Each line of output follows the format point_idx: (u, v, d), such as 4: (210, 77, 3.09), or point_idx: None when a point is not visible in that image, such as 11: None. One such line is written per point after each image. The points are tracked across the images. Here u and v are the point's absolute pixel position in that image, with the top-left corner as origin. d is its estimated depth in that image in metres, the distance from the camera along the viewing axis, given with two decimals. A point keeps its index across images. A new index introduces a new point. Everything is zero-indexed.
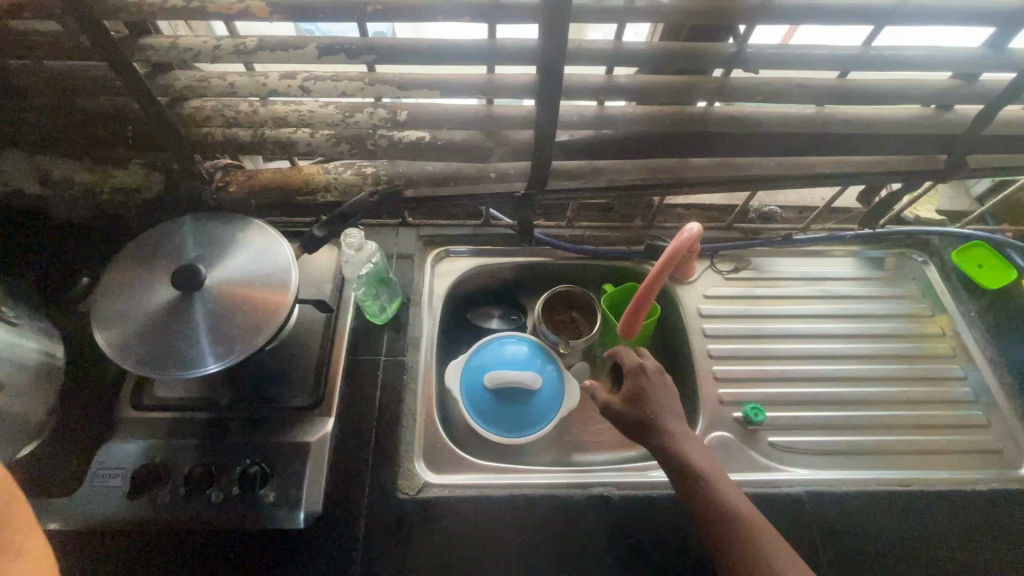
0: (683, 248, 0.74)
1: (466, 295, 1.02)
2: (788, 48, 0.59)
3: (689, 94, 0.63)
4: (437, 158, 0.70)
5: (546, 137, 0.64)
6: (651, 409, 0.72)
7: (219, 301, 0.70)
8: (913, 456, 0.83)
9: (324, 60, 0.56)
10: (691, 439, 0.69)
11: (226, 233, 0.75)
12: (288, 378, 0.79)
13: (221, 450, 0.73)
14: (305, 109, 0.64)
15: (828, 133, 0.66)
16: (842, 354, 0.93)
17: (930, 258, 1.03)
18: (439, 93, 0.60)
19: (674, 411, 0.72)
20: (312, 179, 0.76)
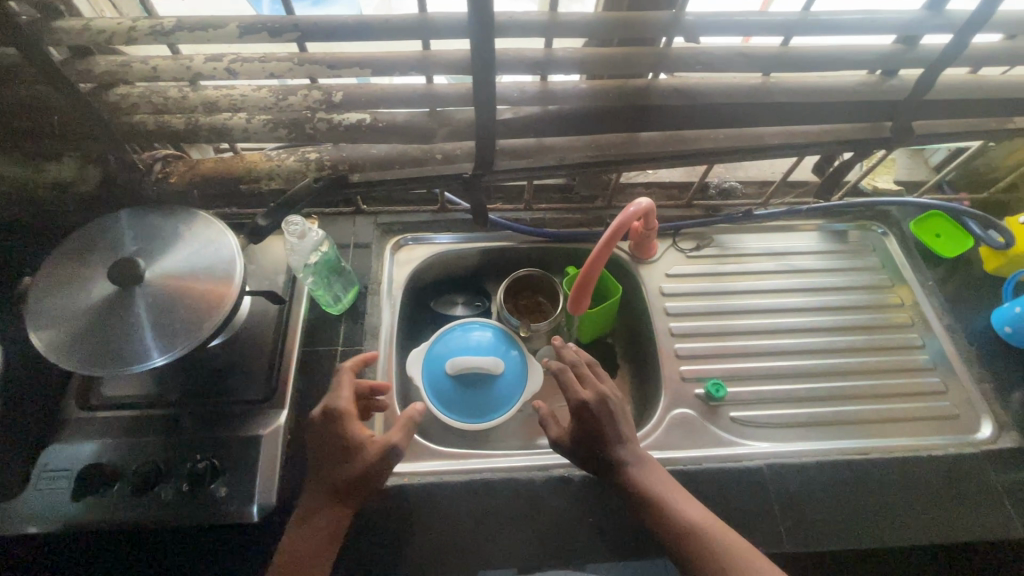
0: (627, 221, 0.74)
1: (428, 282, 1.01)
2: (726, 15, 0.57)
3: (630, 65, 0.61)
4: (379, 141, 0.68)
5: (486, 114, 0.62)
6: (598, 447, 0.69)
7: (162, 293, 0.68)
8: (873, 425, 0.84)
9: (246, 40, 0.54)
10: (639, 462, 0.69)
11: (167, 226, 0.73)
12: (241, 372, 0.77)
13: (171, 447, 0.71)
14: (236, 93, 0.62)
15: (773, 102, 0.66)
16: (804, 327, 0.93)
17: (890, 230, 1.03)
18: (371, 72, 0.58)
19: (620, 440, 0.69)
20: (254, 167, 0.74)
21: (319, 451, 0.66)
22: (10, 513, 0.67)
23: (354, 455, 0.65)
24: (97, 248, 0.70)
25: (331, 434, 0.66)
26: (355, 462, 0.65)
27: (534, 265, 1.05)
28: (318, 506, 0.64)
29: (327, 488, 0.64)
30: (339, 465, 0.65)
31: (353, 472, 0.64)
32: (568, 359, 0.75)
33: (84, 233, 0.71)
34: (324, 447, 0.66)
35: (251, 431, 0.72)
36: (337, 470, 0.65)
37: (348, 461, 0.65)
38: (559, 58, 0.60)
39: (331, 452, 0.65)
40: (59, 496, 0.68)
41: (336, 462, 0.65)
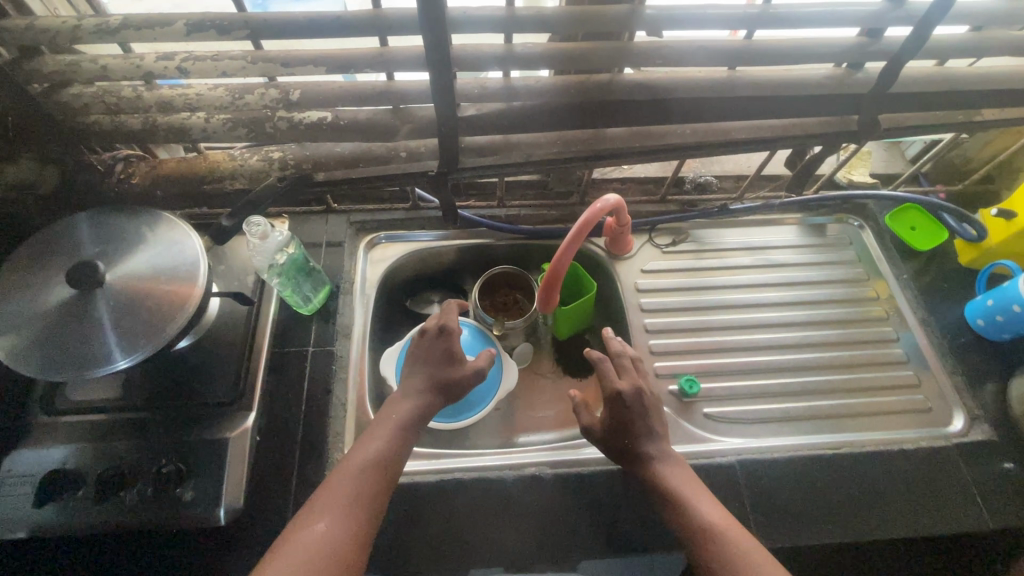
0: (593, 218, 0.73)
1: (403, 281, 1.00)
2: (685, 8, 0.56)
3: (592, 60, 0.60)
4: (342, 139, 0.67)
5: (446, 111, 0.61)
6: (628, 436, 0.71)
7: (124, 297, 0.67)
8: (845, 420, 0.84)
9: (195, 38, 0.53)
10: (668, 459, 0.70)
11: (129, 229, 0.72)
12: (208, 374, 0.76)
13: (136, 452, 0.71)
14: (192, 93, 0.61)
15: (739, 96, 0.65)
16: (779, 322, 0.93)
17: (866, 223, 1.03)
18: (327, 70, 0.57)
19: (652, 433, 0.71)
20: (217, 167, 0.72)
21: (432, 355, 0.77)
22: None
23: (457, 364, 0.77)
24: (57, 252, 0.69)
25: (447, 349, 0.77)
26: (454, 370, 0.76)
27: (510, 262, 1.04)
28: (403, 401, 0.72)
29: (434, 382, 0.74)
30: (442, 368, 0.76)
31: (451, 377, 0.76)
32: (613, 350, 0.78)
33: (43, 237, 0.70)
34: (436, 355, 0.77)
35: (218, 433, 0.72)
36: (443, 371, 0.76)
37: (443, 365, 0.76)
38: (518, 53, 0.59)
39: (440, 368, 0.76)
40: (21, 502, 0.67)
41: (442, 371, 0.76)
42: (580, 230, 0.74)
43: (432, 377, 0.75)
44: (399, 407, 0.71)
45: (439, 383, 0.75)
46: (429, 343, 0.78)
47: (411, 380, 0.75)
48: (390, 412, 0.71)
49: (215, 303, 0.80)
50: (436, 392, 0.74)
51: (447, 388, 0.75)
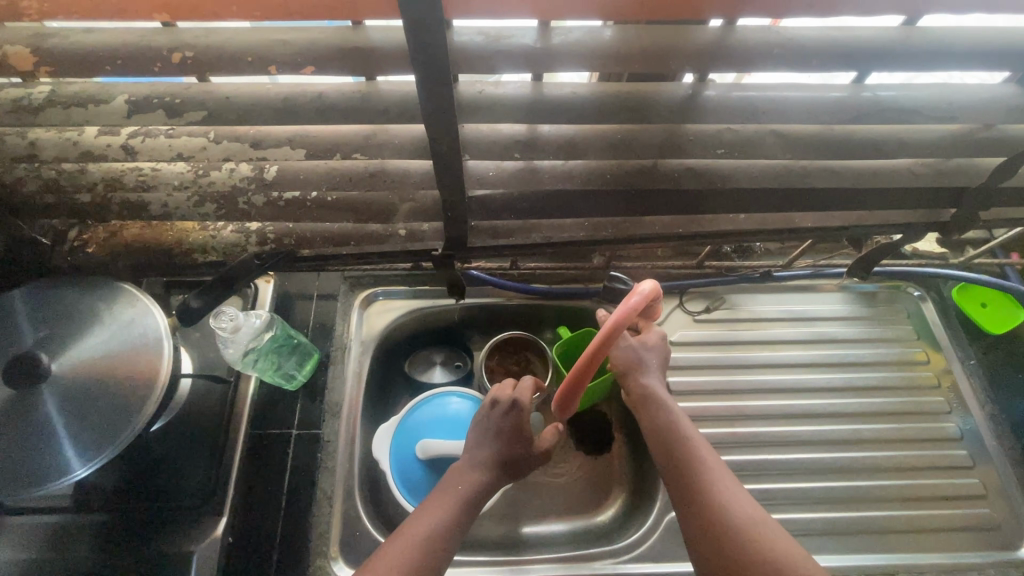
0: (625, 318, 0.60)
1: (403, 341, 0.90)
2: (757, 92, 0.45)
3: (634, 146, 0.48)
4: (329, 218, 0.56)
5: (454, 200, 0.50)
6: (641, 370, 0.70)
7: (72, 393, 0.58)
8: (900, 535, 0.74)
9: (137, 119, 0.42)
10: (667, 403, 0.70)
11: (83, 306, 0.62)
12: (180, 466, 0.67)
13: (93, 564, 0.62)
14: (146, 167, 0.51)
15: (811, 187, 0.53)
16: (826, 411, 0.82)
17: (928, 293, 0.91)
18: (306, 153, 0.46)
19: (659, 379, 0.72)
20: (185, 238, 0.62)
21: (501, 429, 0.67)
22: None
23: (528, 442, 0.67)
24: None
25: (519, 425, 0.67)
26: (525, 448, 0.67)
27: (523, 321, 0.93)
28: (467, 475, 0.64)
29: (504, 460, 0.65)
30: (514, 444, 0.66)
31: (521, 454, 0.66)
32: None
33: None
34: (505, 430, 0.67)
35: (185, 545, 0.63)
36: (515, 448, 0.66)
37: (514, 440, 0.66)
38: (545, 136, 0.47)
39: (509, 442, 0.66)
40: None
41: (512, 448, 0.66)
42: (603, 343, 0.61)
43: (506, 450, 0.66)
44: (465, 471, 0.64)
45: (508, 459, 0.65)
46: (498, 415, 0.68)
47: (481, 450, 0.66)
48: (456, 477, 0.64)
49: (188, 382, 0.72)
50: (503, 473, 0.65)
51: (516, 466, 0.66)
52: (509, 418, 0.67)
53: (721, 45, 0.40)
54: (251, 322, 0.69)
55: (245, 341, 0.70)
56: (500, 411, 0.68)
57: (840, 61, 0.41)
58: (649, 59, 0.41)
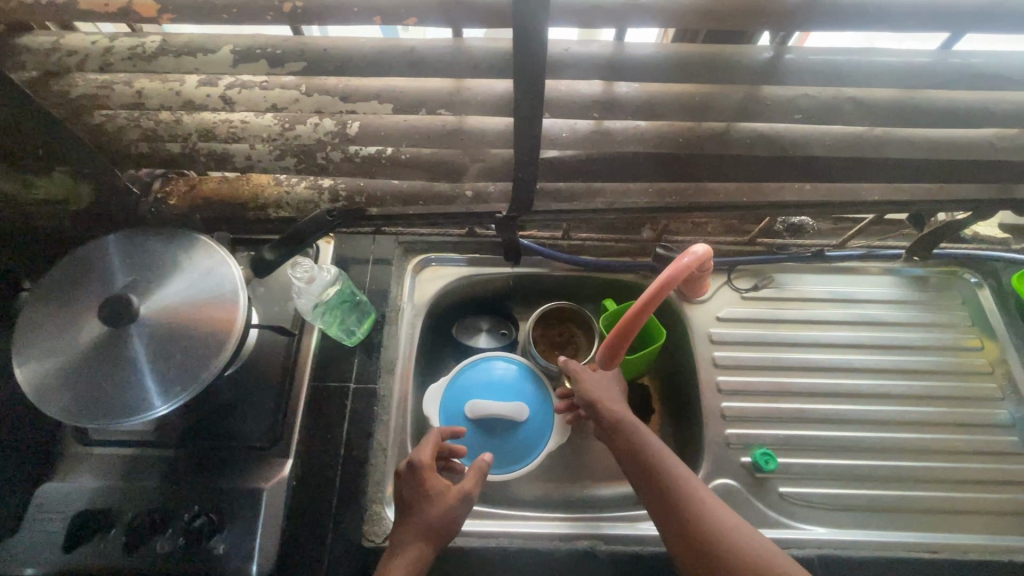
0: (679, 275, 0.62)
1: (451, 307, 0.93)
2: (841, 54, 0.45)
3: (708, 110, 0.49)
4: (401, 176, 0.59)
5: (527, 159, 0.52)
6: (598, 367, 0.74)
7: (157, 335, 0.62)
8: (945, 516, 0.74)
9: (242, 69, 0.44)
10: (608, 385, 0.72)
11: (165, 255, 0.65)
12: (247, 411, 0.72)
13: (171, 494, 0.67)
14: (236, 119, 0.53)
15: (885, 157, 0.53)
16: (874, 391, 0.82)
17: (985, 280, 0.90)
18: (393, 107, 0.48)
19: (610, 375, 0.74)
20: (261, 193, 0.65)
21: (410, 499, 0.65)
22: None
23: (442, 498, 0.65)
24: (90, 279, 0.64)
25: (426, 485, 0.65)
26: (438, 506, 0.64)
27: (569, 292, 0.95)
28: (403, 552, 0.61)
29: (421, 527, 0.63)
30: (426, 506, 0.64)
31: (436, 513, 0.64)
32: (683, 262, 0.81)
33: (76, 259, 0.65)
34: (414, 497, 0.65)
35: (255, 481, 0.68)
36: (427, 513, 0.64)
37: (425, 504, 0.64)
38: (621, 97, 0.49)
39: (419, 507, 0.64)
40: (48, 542, 0.64)
41: (422, 512, 0.64)
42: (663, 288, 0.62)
43: (419, 511, 0.64)
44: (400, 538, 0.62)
45: (422, 522, 0.63)
46: (404, 487, 0.65)
47: (404, 522, 0.63)
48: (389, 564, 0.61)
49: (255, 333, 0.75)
50: (429, 539, 0.62)
51: (436, 524, 0.63)
52: (412, 483, 0.65)
53: (814, 4, 0.40)
54: (325, 274, 0.74)
55: (317, 293, 0.73)
56: (404, 481, 0.66)
57: (934, 23, 0.41)
58: (735, 19, 0.42)
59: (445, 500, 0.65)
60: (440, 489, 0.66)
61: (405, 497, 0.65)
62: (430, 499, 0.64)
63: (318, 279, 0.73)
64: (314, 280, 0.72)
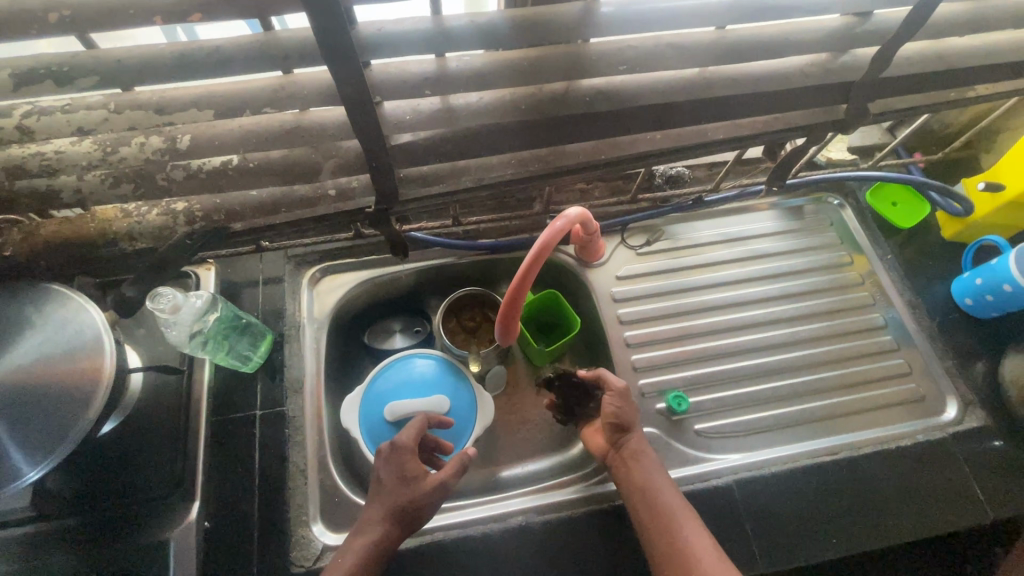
0: (554, 239, 0.64)
1: (358, 314, 0.91)
2: (647, 3, 0.47)
3: (537, 74, 0.50)
4: (253, 185, 0.56)
5: (373, 148, 0.51)
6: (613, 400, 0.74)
7: (15, 398, 0.57)
8: (839, 419, 0.81)
9: (26, 92, 0.41)
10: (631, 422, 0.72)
11: (15, 311, 0.61)
12: (140, 461, 0.67)
13: (67, 566, 0.61)
14: (49, 151, 0.49)
15: (715, 96, 0.56)
16: (765, 319, 0.88)
17: (846, 201, 0.98)
18: (214, 113, 0.46)
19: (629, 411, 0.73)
20: (108, 228, 0.60)
21: (386, 478, 0.67)
22: None
23: (414, 484, 0.66)
24: None
25: (404, 469, 0.67)
26: (411, 491, 0.65)
27: (475, 278, 0.95)
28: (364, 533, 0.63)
29: (388, 510, 0.64)
30: (398, 490, 0.65)
31: (407, 498, 0.65)
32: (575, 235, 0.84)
33: None
34: (389, 478, 0.66)
35: (159, 532, 0.63)
36: (399, 495, 0.65)
37: (397, 489, 0.66)
38: (452, 71, 0.49)
39: (391, 491, 0.65)
40: None
41: (391, 495, 0.65)
42: (545, 248, 0.64)
43: (390, 497, 0.65)
44: (359, 530, 0.63)
45: (388, 506, 0.64)
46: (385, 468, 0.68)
47: (373, 502, 0.65)
48: (350, 543, 0.63)
49: (139, 377, 0.70)
50: (395, 522, 0.64)
51: (404, 511, 0.64)
52: (391, 465, 0.67)
53: None
54: (193, 302, 0.68)
55: (189, 322, 0.68)
56: (385, 461, 0.68)
57: None
58: None
59: (422, 486, 0.66)
60: (418, 474, 0.67)
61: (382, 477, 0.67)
62: (404, 484, 0.66)
63: (185, 307, 0.67)
64: (181, 310, 0.66)
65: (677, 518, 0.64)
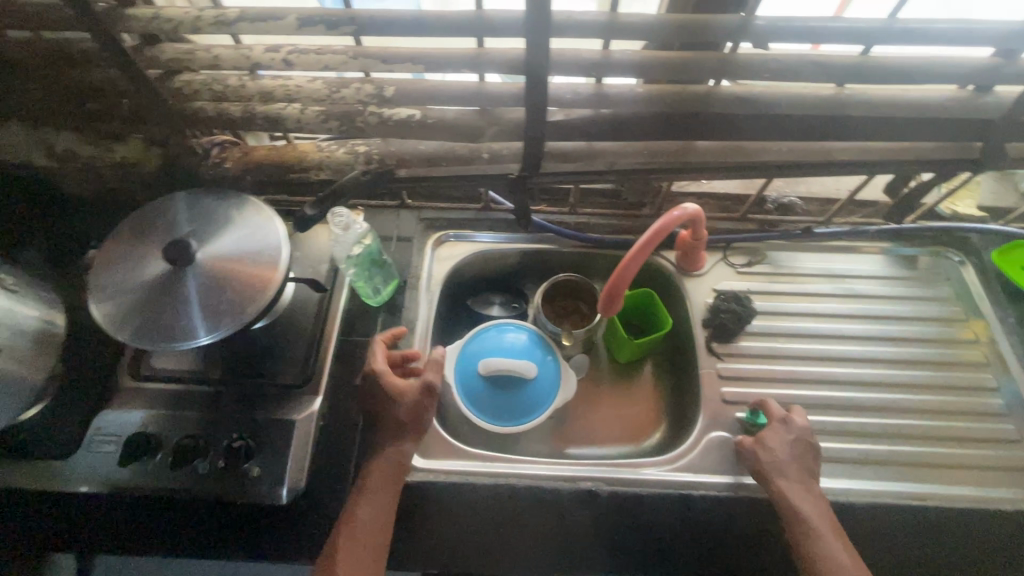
0: (669, 225, 0.69)
1: (466, 280, 1.00)
2: (799, 21, 0.54)
3: (686, 72, 0.58)
4: (428, 138, 0.68)
5: (537, 116, 0.61)
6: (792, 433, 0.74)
7: (210, 276, 0.70)
8: (929, 469, 0.78)
9: (304, 32, 0.55)
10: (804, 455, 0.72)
11: (221, 210, 0.75)
12: (279, 355, 0.79)
13: (212, 424, 0.74)
14: (292, 84, 0.63)
15: (849, 115, 0.61)
16: (861, 356, 0.87)
17: (968, 258, 0.95)
18: (424, 68, 0.58)
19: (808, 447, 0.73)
20: (305, 158, 0.75)
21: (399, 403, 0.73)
22: (69, 473, 0.72)
23: (402, 405, 0.73)
24: (155, 226, 0.73)
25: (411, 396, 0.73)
26: (400, 412, 0.73)
27: (576, 268, 1.02)
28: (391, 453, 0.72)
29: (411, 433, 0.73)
30: (369, 420, 0.74)
31: (400, 416, 0.73)
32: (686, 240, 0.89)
33: (144, 211, 0.74)
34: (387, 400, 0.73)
35: (286, 415, 0.74)
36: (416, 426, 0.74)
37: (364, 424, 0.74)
38: (616, 61, 0.58)
39: (379, 424, 0.73)
40: (108, 460, 0.72)
41: (389, 424, 0.73)
42: (662, 230, 0.68)
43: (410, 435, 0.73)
44: (383, 464, 0.72)
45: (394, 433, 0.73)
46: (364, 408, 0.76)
47: (389, 434, 0.73)
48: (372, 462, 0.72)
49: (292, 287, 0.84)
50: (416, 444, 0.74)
51: (398, 432, 0.73)
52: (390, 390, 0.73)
53: None
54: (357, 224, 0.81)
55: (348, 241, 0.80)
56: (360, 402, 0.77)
57: None
58: None
59: (415, 402, 0.74)
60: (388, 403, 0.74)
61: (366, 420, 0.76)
62: (385, 410, 0.73)
63: (352, 229, 0.80)
64: (349, 227, 0.79)
65: (822, 537, 0.65)
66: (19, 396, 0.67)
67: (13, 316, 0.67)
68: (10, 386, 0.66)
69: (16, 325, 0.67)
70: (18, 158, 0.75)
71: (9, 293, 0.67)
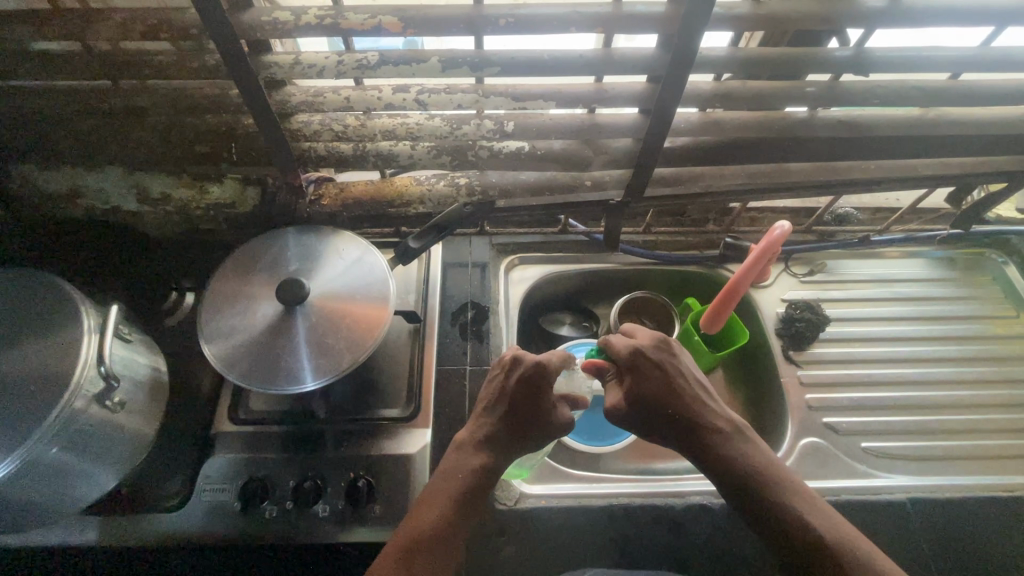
0: (772, 245, 0.76)
1: (538, 302, 1.01)
2: (911, 50, 0.58)
3: (798, 98, 0.61)
4: (536, 168, 0.70)
5: (653, 146, 0.64)
6: (647, 381, 0.67)
7: (322, 316, 0.68)
8: (1006, 460, 0.83)
9: (447, 73, 0.56)
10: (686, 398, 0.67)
11: (323, 246, 0.74)
12: (379, 390, 0.80)
13: (324, 464, 0.72)
14: (412, 122, 0.64)
15: (940, 133, 0.66)
16: (927, 356, 0.92)
17: (1010, 258, 1.01)
18: (553, 104, 0.61)
19: (672, 386, 0.67)
20: (405, 192, 0.76)
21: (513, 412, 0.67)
22: (173, 526, 0.69)
23: (525, 428, 0.66)
24: (259, 266, 0.72)
25: (520, 422, 0.66)
26: (533, 418, 0.66)
27: (643, 286, 1.04)
28: (465, 450, 0.66)
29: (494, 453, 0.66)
30: (490, 447, 0.66)
31: (534, 423, 0.66)
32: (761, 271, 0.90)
33: (245, 250, 0.73)
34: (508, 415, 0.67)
35: (398, 449, 0.74)
36: (534, 416, 0.66)
37: (483, 445, 0.66)
38: (732, 90, 0.61)
39: (517, 420, 0.67)
40: (217, 510, 0.69)
41: (535, 415, 0.66)
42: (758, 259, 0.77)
43: (424, 508, 0.62)
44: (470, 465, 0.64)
45: (544, 422, 0.66)
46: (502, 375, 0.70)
47: (506, 449, 0.66)
48: (447, 459, 0.67)
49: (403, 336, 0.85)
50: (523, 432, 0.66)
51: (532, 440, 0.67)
52: (517, 394, 0.67)
53: (895, 7, 0.53)
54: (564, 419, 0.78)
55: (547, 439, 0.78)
56: (490, 400, 0.70)
57: (985, 18, 0.54)
58: (831, 20, 0.54)
59: (539, 404, 0.67)
60: (513, 393, 0.68)
61: (503, 381, 0.70)
62: (527, 407, 0.67)
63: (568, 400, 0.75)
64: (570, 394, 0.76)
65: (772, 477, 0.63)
66: (136, 448, 0.66)
67: (133, 366, 0.64)
68: (128, 440, 0.64)
69: (134, 376, 0.64)
70: (105, 206, 0.73)
71: (126, 342, 0.64)
